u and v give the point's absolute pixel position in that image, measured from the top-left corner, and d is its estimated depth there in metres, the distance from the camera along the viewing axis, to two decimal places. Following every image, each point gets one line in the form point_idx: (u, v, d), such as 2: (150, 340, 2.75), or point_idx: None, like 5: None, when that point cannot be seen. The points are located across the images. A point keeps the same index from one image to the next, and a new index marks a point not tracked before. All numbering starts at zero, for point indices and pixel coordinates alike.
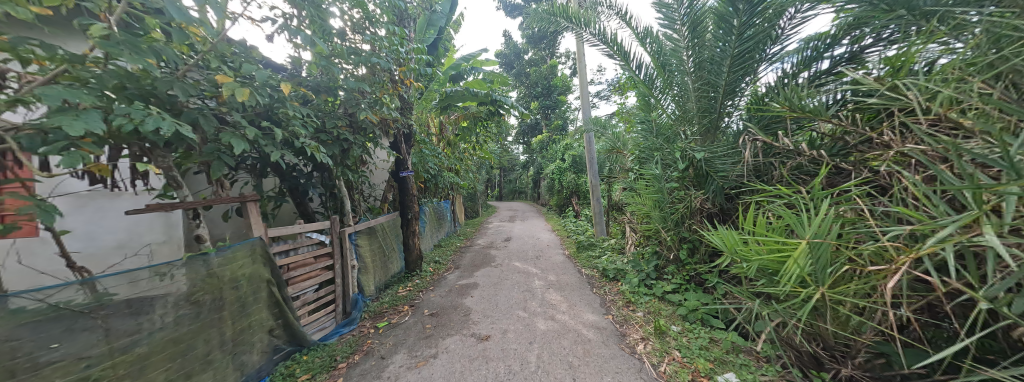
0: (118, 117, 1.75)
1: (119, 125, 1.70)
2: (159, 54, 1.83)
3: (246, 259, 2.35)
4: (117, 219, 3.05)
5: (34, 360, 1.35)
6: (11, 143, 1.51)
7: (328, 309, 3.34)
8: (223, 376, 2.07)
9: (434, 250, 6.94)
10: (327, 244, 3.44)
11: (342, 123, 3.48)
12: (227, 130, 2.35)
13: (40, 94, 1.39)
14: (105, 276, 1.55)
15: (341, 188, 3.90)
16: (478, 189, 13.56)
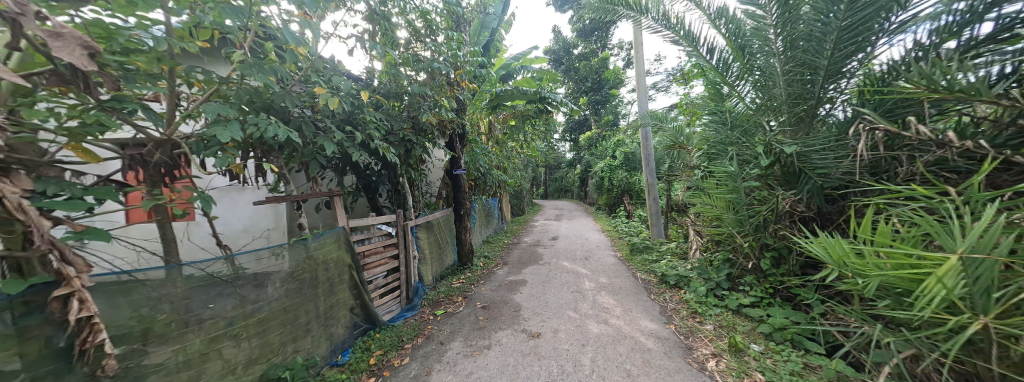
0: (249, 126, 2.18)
1: (250, 133, 2.12)
2: (276, 73, 2.22)
3: (333, 246, 2.74)
4: (244, 209, 3.81)
5: (201, 315, 1.77)
6: (186, 148, 2.00)
7: (395, 294, 3.70)
8: (316, 343, 2.44)
9: (484, 245, 7.20)
10: (393, 235, 3.79)
11: (407, 125, 3.82)
12: (321, 134, 2.76)
13: (204, 110, 1.80)
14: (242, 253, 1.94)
15: (404, 184, 4.20)
16: (524, 187, 13.60)
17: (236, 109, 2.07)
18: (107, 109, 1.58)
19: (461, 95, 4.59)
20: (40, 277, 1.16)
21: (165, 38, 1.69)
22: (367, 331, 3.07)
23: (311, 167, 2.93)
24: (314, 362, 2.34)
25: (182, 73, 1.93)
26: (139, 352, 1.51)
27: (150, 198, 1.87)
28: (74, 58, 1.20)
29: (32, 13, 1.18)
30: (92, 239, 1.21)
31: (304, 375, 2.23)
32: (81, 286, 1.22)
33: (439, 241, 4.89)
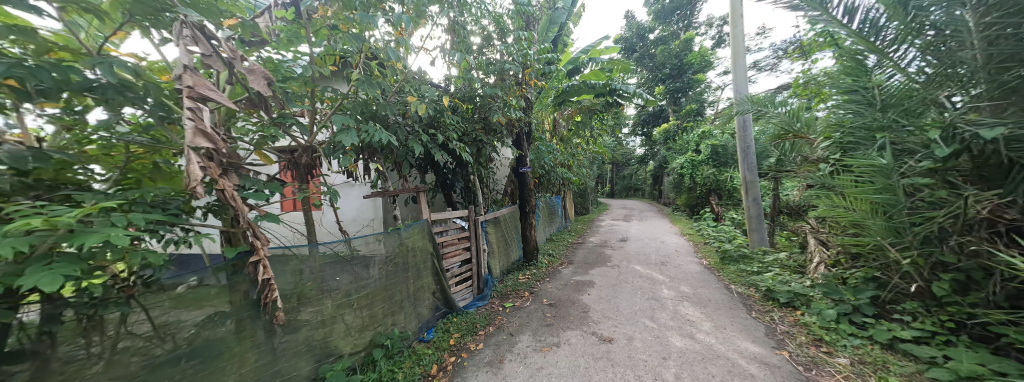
0: (362, 133, 2.60)
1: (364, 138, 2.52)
2: (382, 88, 2.59)
3: (419, 236, 3.08)
4: (354, 202, 4.59)
5: (330, 285, 2.18)
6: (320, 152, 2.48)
7: (468, 283, 3.97)
8: (407, 319, 2.79)
9: (549, 243, 7.17)
10: (465, 228, 4.06)
11: (478, 126, 4.03)
12: (411, 137, 3.12)
13: (334, 121, 2.22)
14: (355, 238, 2.32)
15: (475, 181, 4.45)
16: (588, 185, 13.08)
17: (353, 119, 2.49)
18: (274, 123, 2.07)
19: (529, 94, 4.60)
20: (243, 247, 1.60)
21: (309, 66, 2.14)
22: (445, 315, 3.37)
23: (403, 167, 3.33)
24: (407, 335, 2.69)
25: (319, 93, 2.41)
26: (294, 309, 1.95)
27: (298, 191, 2.39)
28: (261, 87, 1.63)
29: (239, 57, 1.66)
30: (270, 221, 1.60)
31: (399, 346, 2.58)
32: (265, 255, 1.65)
33: (506, 237, 5.05)
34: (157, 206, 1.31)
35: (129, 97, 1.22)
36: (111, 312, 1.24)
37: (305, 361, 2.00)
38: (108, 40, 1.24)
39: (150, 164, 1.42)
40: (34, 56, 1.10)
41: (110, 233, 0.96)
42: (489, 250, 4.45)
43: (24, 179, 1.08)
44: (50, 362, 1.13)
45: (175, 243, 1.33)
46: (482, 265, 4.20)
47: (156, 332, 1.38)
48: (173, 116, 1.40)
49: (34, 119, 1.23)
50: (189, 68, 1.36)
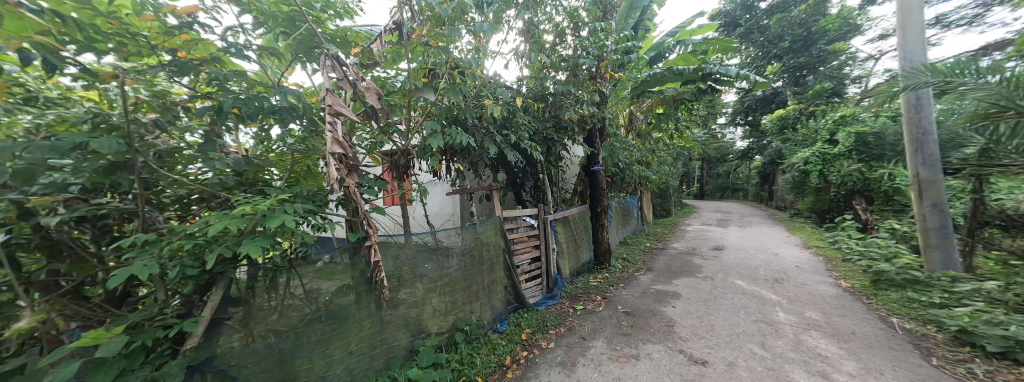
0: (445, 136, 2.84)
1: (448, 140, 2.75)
2: (464, 93, 2.79)
3: (493, 232, 3.20)
4: (438, 198, 5.10)
5: (420, 272, 2.44)
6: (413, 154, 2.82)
7: (538, 281, 3.99)
8: (482, 309, 2.97)
9: (623, 246, 6.68)
10: (535, 226, 4.06)
11: (550, 124, 3.99)
12: (487, 138, 3.28)
13: (425, 126, 2.49)
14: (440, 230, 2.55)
15: (546, 180, 4.41)
16: (672, 185, 11.69)
17: (439, 124, 2.74)
18: (382, 131, 2.44)
19: (604, 88, 4.34)
20: (360, 234, 1.94)
21: (406, 80, 2.47)
22: (517, 309, 3.46)
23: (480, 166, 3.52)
24: (482, 324, 2.86)
25: (415, 103, 2.75)
26: (394, 289, 2.27)
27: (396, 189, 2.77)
28: (375, 101, 1.94)
29: (360, 78, 2.01)
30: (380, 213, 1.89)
31: (477, 333, 2.76)
32: (376, 241, 1.96)
33: (576, 238, 4.89)
34: (307, 199, 1.68)
35: (294, 116, 1.62)
36: (281, 277, 1.66)
37: (403, 334, 2.31)
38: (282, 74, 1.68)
39: (304, 166, 1.85)
40: (245, 91, 1.56)
41: (284, 218, 1.29)
42: (559, 250, 4.36)
43: (238, 178, 1.55)
44: (251, 308, 1.58)
45: (318, 228, 1.70)
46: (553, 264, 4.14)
47: (307, 296, 1.78)
48: (318, 128, 1.79)
49: (244, 135, 1.75)
50: (329, 90, 1.72)
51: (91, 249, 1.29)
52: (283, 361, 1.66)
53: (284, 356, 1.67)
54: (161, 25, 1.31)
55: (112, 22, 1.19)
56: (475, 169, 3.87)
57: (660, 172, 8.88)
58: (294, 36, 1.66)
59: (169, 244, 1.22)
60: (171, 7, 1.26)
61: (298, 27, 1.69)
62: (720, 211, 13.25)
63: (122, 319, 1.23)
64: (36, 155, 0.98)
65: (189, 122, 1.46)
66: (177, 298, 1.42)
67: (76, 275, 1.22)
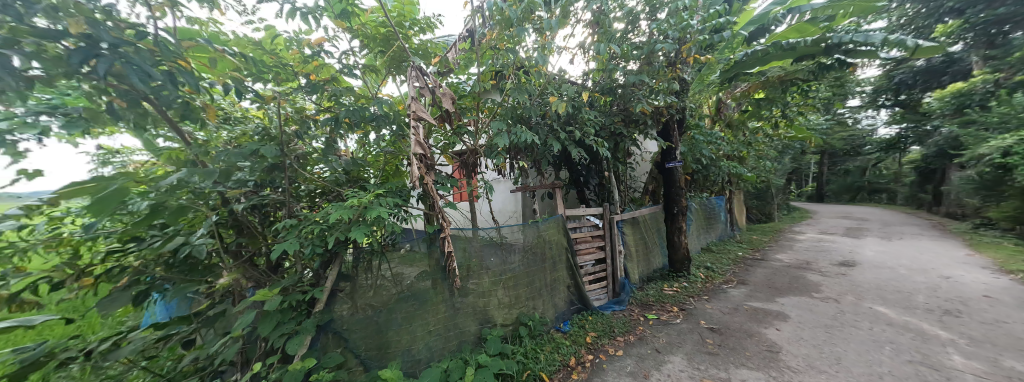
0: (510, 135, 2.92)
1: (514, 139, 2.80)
2: (529, 92, 2.83)
3: (555, 230, 3.17)
4: (501, 195, 5.28)
5: (488, 265, 2.56)
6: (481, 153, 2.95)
7: (603, 283, 3.82)
8: (545, 306, 2.98)
9: (707, 253, 5.89)
10: (600, 226, 3.89)
11: (618, 118, 3.75)
12: (551, 135, 3.22)
13: (493, 127, 2.59)
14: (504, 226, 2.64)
15: (613, 178, 4.15)
16: (775, 184, 9.78)
17: (506, 123, 2.81)
18: (454, 133, 2.62)
19: (685, 73, 3.85)
20: (435, 226, 2.12)
21: (476, 84, 2.62)
22: (581, 311, 3.37)
23: (543, 164, 3.50)
24: (546, 321, 2.88)
25: (483, 104, 2.91)
26: (464, 279, 2.43)
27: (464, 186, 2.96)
28: (450, 105, 2.09)
29: (440, 85, 2.18)
30: (452, 208, 2.06)
31: (540, 329, 2.79)
32: (447, 233, 2.14)
33: (647, 240, 4.51)
34: (395, 194, 1.92)
35: (386, 122, 1.89)
36: (375, 260, 1.94)
37: (472, 321, 2.46)
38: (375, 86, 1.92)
39: (392, 166, 2.13)
40: (353, 104, 1.87)
41: (378, 210, 1.52)
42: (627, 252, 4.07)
43: (347, 176, 1.86)
44: (355, 284, 1.90)
45: (403, 220, 1.92)
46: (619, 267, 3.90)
47: (394, 278, 2.04)
48: (404, 132, 2.02)
49: (351, 141, 2.10)
50: (413, 98, 1.93)
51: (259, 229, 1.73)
52: (378, 332, 1.96)
53: (379, 328, 1.97)
54: (301, 56, 1.71)
55: (273, 57, 1.60)
56: (538, 168, 3.86)
57: (757, 168, 7.52)
58: (388, 53, 2.04)
59: (304, 228, 1.55)
60: (307, 39, 1.68)
61: (392, 44, 2.05)
62: (847, 218, 10.53)
63: (278, 284, 1.64)
64: (234, 159, 1.35)
65: (315, 132, 1.81)
66: (309, 271, 1.83)
67: (252, 247, 1.64)
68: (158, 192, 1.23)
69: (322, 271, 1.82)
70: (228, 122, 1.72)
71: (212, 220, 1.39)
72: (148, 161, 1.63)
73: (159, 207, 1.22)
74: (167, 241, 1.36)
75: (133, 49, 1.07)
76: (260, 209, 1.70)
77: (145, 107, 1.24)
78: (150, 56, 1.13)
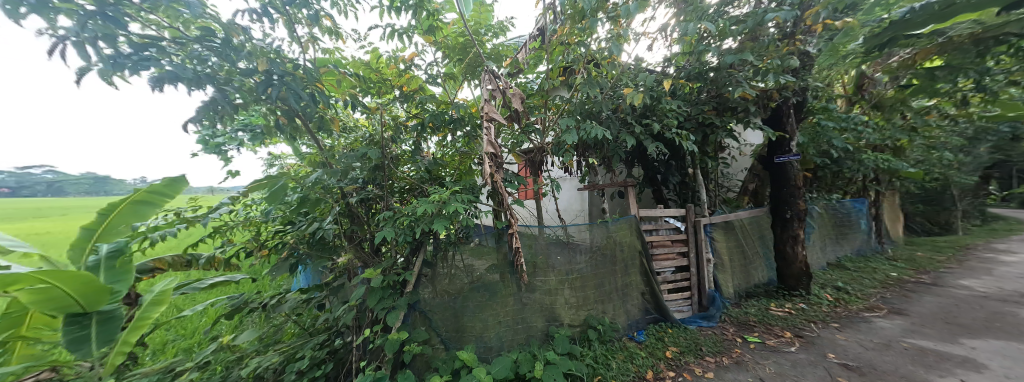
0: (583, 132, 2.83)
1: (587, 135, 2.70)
2: (601, 85, 2.70)
3: (627, 232, 2.91)
4: (569, 194, 5.22)
5: (553, 263, 2.53)
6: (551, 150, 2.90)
7: (686, 294, 3.31)
8: (617, 311, 2.77)
9: (833, 270, 4.79)
10: (682, 230, 3.37)
11: (708, 106, 3.09)
12: (623, 130, 2.98)
13: (563, 123, 2.54)
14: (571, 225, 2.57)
15: (699, 176, 3.57)
16: (958, 184, 7.18)
17: (574, 119, 2.74)
18: (523, 132, 2.70)
19: (809, 45, 2.91)
20: (502, 223, 2.21)
21: (547, 82, 2.74)
22: (660, 322, 3.00)
23: (614, 161, 3.24)
24: (618, 328, 2.67)
25: (551, 102, 2.96)
26: (531, 274, 2.48)
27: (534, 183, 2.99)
28: (519, 104, 2.16)
29: (504, 86, 2.28)
30: (518, 205, 2.16)
31: (610, 334, 2.63)
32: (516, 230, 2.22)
33: (744, 249, 3.66)
34: (469, 191, 2.09)
35: (461, 124, 2.11)
36: (451, 250, 2.17)
37: (540, 318, 2.45)
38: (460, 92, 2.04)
39: (467, 165, 2.32)
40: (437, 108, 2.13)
41: (454, 206, 1.70)
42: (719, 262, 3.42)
43: (429, 175, 2.09)
44: (434, 272, 2.15)
45: (474, 216, 2.06)
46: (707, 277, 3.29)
47: (466, 268, 2.23)
48: (476, 133, 2.21)
49: (432, 143, 2.37)
50: (486, 101, 2.05)
51: (365, 218, 2.06)
52: (456, 315, 2.19)
53: (456, 312, 2.19)
54: (398, 71, 2.08)
55: (377, 73, 2.05)
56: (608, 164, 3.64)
57: (920, 163, 5.69)
58: (465, 60, 2.27)
59: (398, 220, 1.84)
60: (402, 57, 2.08)
61: (468, 52, 2.27)
62: None
63: (380, 265, 2.01)
64: (349, 161, 1.81)
65: (404, 136, 2.11)
66: (401, 257, 2.14)
67: (362, 232, 2.05)
68: (306, 187, 1.78)
69: (411, 258, 2.12)
70: (346, 131, 2.16)
71: (335, 210, 1.85)
72: (298, 162, 2.23)
73: (306, 199, 1.80)
74: (309, 224, 1.94)
75: (290, 80, 1.67)
76: (366, 202, 2.05)
77: (296, 121, 1.89)
78: (301, 84, 1.74)
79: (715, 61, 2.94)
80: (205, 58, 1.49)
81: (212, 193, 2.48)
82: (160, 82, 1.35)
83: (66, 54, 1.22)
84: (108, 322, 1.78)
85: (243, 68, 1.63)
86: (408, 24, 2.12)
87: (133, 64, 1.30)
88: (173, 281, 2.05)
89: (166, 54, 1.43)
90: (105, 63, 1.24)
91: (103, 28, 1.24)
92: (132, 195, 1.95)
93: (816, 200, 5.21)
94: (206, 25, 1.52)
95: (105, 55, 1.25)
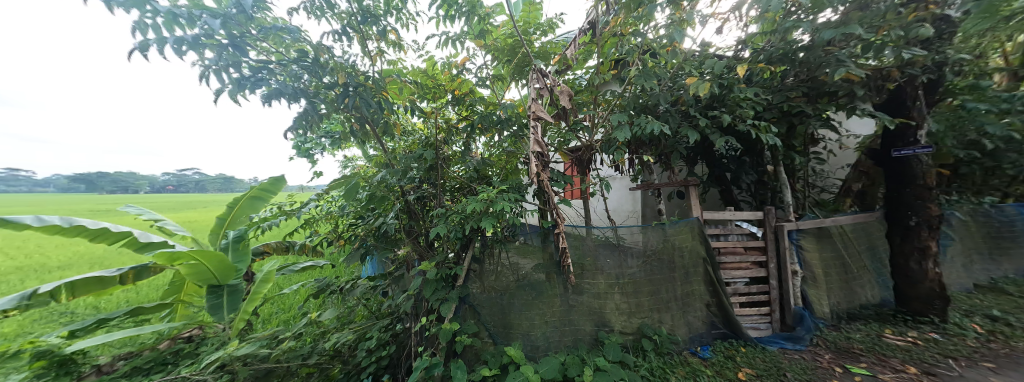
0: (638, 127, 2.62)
1: (642, 130, 2.49)
2: (658, 76, 2.49)
3: (688, 236, 2.63)
4: (621, 193, 4.95)
5: (601, 266, 2.42)
6: (600, 148, 2.77)
7: (764, 310, 2.87)
8: (676, 321, 2.54)
9: (983, 295, 3.71)
10: (759, 237, 2.91)
11: (797, 92, 2.54)
12: (685, 124, 2.65)
13: (615, 119, 2.41)
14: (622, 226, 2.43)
15: (782, 173, 3.04)
16: None
17: (627, 114, 2.57)
18: (570, 130, 2.64)
19: (952, 8, 2.20)
20: (549, 223, 2.19)
21: (597, 78, 2.65)
22: (729, 338, 2.65)
23: (674, 158, 2.94)
24: (677, 340, 2.45)
25: (600, 98, 2.85)
26: (578, 276, 2.41)
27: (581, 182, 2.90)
28: (567, 102, 2.12)
29: (551, 84, 2.25)
30: (565, 205, 2.12)
31: (668, 347, 2.41)
32: (562, 230, 2.17)
33: (845, 262, 3.02)
34: (515, 190, 2.13)
35: (508, 124, 2.17)
36: (497, 248, 2.23)
37: (588, 322, 2.38)
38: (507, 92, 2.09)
39: (514, 164, 2.36)
40: (486, 109, 2.27)
41: (501, 205, 1.75)
42: (809, 275, 2.87)
43: (477, 174, 2.19)
44: (482, 268, 2.24)
45: (519, 215, 2.09)
46: (791, 291, 2.79)
47: (511, 266, 2.27)
48: (522, 132, 2.25)
49: (480, 143, 2.47)
50: (534, 100, 2.06)
51: (420, 215, 2.23)
52: (503, 312, 2.25)
53: (504, 309, 2.25)
54: (451, 76, 2.22)
55: (432, 80, 2.22)
56: (666, 162, 3.34)
57: None
58: (514, 61, 2.34)
59: (450, 217, 1.96)
60: (455, 63, 2.21)
61: (517, 52, 2.33)
62: None
63: (434, 259, 2.18)
64: (408, 163, 2.00)
65: (455, 138, 2.25)
66: (452, 252, 2.27)
67: (418, 227, 2.23)
68: (373, 186, 2.00)
69: (462, 253, 2.24)
70: (405, 135, 2.38)
71: (396, 206, 2.06)
72: (366, 164, 2.53)
73: (374, 196, 2.03)
74: (375, 219, 2.18)
75: (360, 91, 1.89)
76: (422, 199, 2.23)
77: (365, 127, 2.14)
78: (369, 94, 1.97)
79: (806, 39, 2.42)
80: (300, 76, 1.81)
81: (303, 190, 2.97)
82: (269, 98, 1.70)
83: (209, 79, 1.60)
84: (233, 294, 2.29)
85: (326, 82, 1.94)
86: (461, 31, 2.25)
87: (251, 84, 1.65)
88: (276, 263, 2.49)
89: (273, 74, 1.77)
90: (234, 85, 1.60)
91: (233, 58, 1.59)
92: (249, 191, 2.42)
93: (956, 203, 4.10)
94: (301, 49, 1.85)
95: (235, 78, 1.62)
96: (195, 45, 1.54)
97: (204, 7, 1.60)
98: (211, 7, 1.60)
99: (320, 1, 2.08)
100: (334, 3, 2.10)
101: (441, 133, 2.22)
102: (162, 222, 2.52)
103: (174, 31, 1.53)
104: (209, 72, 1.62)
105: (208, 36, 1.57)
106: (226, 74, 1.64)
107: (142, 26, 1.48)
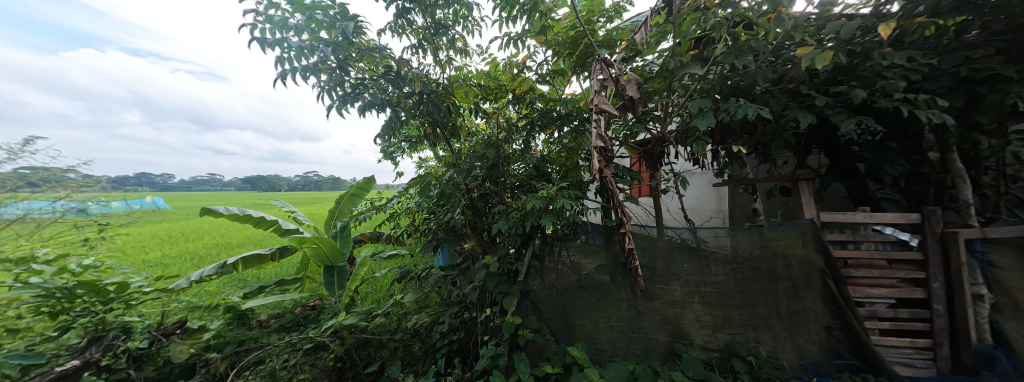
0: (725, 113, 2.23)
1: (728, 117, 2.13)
2: (753, 51, 2.09)
3: (796, 241, 2.11)
4: (702, 189, 4.33)
5: (675, 272, 2.16)
6: (674, 139, 2.47)
7: (922, 343, 2.16)
8: (778, 343, 2.12)
9: None
10: (912, 247, 2.17)
11: (988, 48, 1.79)
12: (793, 104, 2.16)
13: (692, 105, 2.12)
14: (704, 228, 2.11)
15: (957, 162, 2.21)
16: None
17: (711, 99, 2.21)
18: (638, 121, 2.44)
19: None
20: (613, 222, 2.03)
21: (673, 60, 2.35)
22: (861, 373, 2.06)
23: (775, 147, 2.42)
24: (780, 365, 2.04)
25: (677, 83, 2.54)
26: (648, 281, 2.21)
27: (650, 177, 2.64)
28: (635, 91, 1.95)
29: (619, 73, 2.08)
30: (631, 202, 1.94)
31: (770, 372, 2.02)
32: (627, 230, 2.00)
33: None
34: (576, 187, 2.07)
35: (568, 119, 2.13)
36: (557, 246, 2.21)
37: (662, 331, 2.16)
38: (569, 85, 2.03)
39: (575, 161, 2.28)
40: (547, 105, 2.24)
41: (562, 203, 1.71)
42: (1006, 302, 1.93)
43: (537, 171, 2.20)
44: (543, 266, 2.25)
45: (581, 213, 2.02)
46: (970, 322, 2.00)
47: (572, 265, 2.22)
48: (583, 127, 2.17)
49: (541, 140, 2.46)
50: (597, 92, 1.96)
51: (485, 212, 2.36)
52: (564, 311, 2.22)
53: (565, 307, 2.22)
54: (512, 76, 2.29)
55: (495, 82, 2.32)
56: (764, 152, 2.78)
57: None
58: (576, 54, 2.28)
59: (511, 215, 2.02)
60: (516, 62, 2.26)
61: (579, 44, 2.25)
62: None
63: (496, 254, 2.27)
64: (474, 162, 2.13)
65: (515, 136, 2.30)
66: (513, 248, 2.32)
67: (482, 223, 2.38)
68: (443, 185, 2.19)
69: (522, 250, 2.30)
70: (471, 135, 2.52)
71: (462, 203, 2.21)
72: (437, 164, 2.77)
73: (444, 193, 2.22)
74: (445, 215, 2.39)
75: (431, 98, 2.09)
76: (484, 197, 2.35)
77: (436, 131, 2.35)
78: (439, 101, 2.16)
79: None
80: (386, 88, 2.10)
81: (389, 188, 3.42)
82: (364, 110, 2.04)
83: (324, 98, 1.99)
84: (341, 274, 2.81)
85: (406, 92, 2.19)
86: (522, 30, 2.28)
87: (352, 100, 2.01)
88: (369, 251, 2.94)
89: (367, 88, 2.08)
90: (340, 101, 1.96)
91: (339, 77, 1.94)
92: (350, 189, 2.93)
93: None
94: (388, 65, 2.13)
95: (339, 96, 1.98)
96: (314, 71, 1.94)
97: (320, 38, 1.97)
98: (325, 38, 1.97)
99: (401, 20, 2.36)
100: (412, 20, 2.35)
101: (504, 132, 2.30)
102: (295, 213, 3.19)
103: (301, 61, 1.94)
104: (324, 92, 2.02)
105: (323, 63, 1.95)
106: (334, 93, 2.01)
107: (282, 60, 1.91)
